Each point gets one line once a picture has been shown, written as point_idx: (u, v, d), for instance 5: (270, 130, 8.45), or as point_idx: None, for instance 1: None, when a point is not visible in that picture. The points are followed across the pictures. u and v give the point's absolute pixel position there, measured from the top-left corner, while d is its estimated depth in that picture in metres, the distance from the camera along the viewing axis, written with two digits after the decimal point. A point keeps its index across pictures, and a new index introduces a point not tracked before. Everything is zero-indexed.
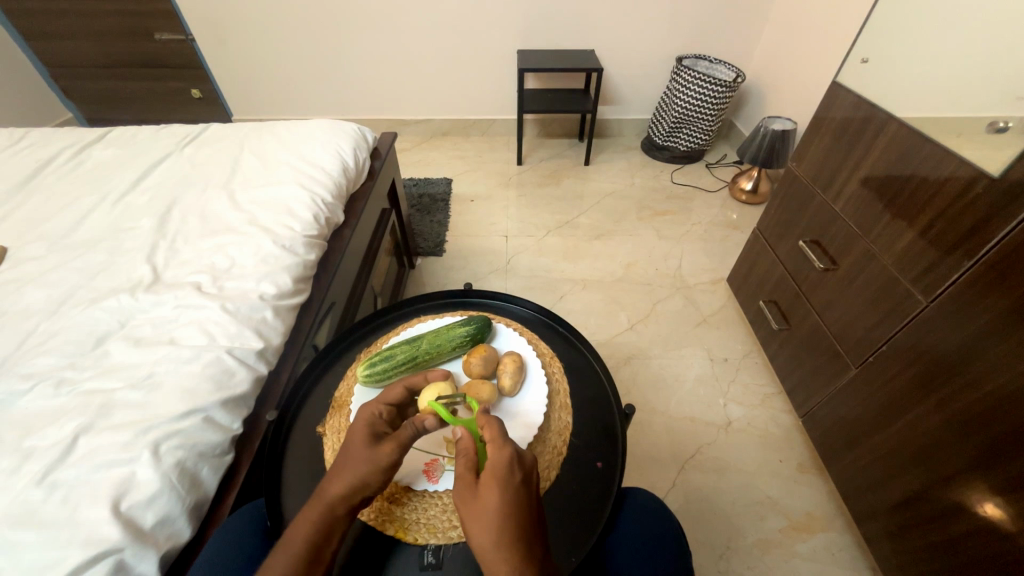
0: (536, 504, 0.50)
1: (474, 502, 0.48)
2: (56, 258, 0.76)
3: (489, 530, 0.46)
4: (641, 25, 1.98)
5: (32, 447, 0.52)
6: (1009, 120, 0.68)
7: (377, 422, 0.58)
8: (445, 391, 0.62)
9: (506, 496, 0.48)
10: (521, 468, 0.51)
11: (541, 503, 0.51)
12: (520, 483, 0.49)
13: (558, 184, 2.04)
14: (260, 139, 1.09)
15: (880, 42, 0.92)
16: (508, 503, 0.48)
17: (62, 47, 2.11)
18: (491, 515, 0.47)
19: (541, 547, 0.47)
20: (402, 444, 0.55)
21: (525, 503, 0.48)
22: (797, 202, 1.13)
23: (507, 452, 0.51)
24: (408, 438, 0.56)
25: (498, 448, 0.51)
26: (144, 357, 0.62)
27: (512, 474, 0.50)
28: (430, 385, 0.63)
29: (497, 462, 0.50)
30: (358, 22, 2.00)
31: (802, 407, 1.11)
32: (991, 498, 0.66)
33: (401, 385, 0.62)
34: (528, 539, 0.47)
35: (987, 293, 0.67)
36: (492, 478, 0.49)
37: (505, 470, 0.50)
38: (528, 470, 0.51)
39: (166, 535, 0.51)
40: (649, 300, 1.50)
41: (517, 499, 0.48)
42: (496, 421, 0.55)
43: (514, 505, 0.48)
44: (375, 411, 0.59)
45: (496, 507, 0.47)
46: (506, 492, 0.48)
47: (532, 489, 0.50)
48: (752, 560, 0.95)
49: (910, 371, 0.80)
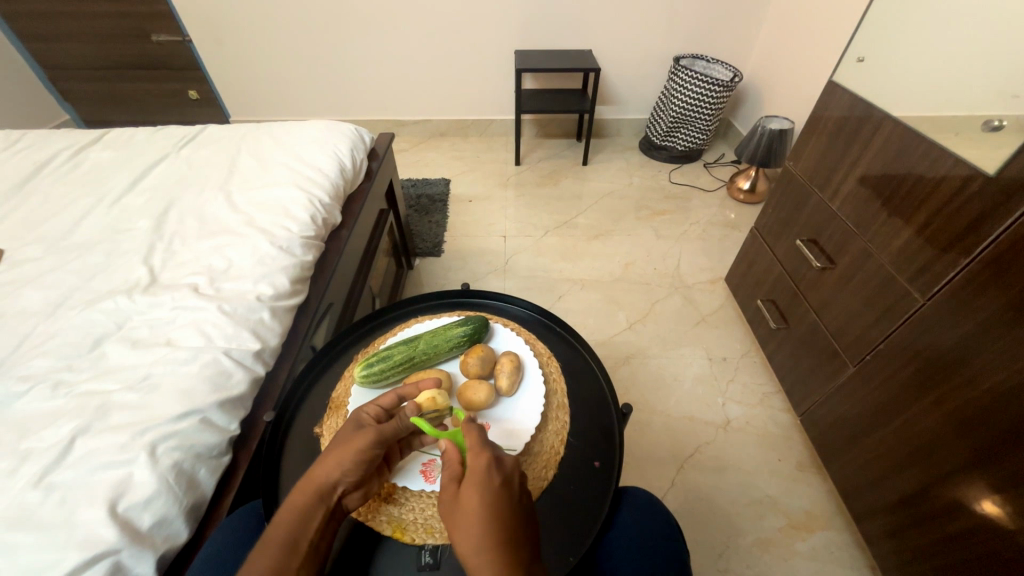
0: (522, 507, 0.50)
1: (459, 509, 0.48)
2: (54, 260, 0.76)
3: (470, 535, 0.46)
4: (638, 25, 1.99)
5: (29, 449, 0.52)
6: (1003, 118, 0.69)
7: (365, 416, 0.59)
8: (442, 393, 0.63)
9: (485, 500, 0.48)
10: (499, 473, 0.51)
11: (528, 506, 0.51)
12: (500, 486, 0.49)
13: (556, 184, 2.04)
14: (257, 140, 1.09)
15: (875, 41, 0.92)
16: (486, 508, 0.47)
17: (59, 48, 2.11)
18: (473, 519, 0.47)
19: (526, 550, 0.46)
20: (388, 434, 0.57)
21: (505, 507, 0.48)
22: (794, 200, 1.13)
23: (483, 457, 0.51)
24: (395, 429, 0.58)
25: (478, 452, 0.52)
26: (142, 358, 0.62)
27: (490, 479, 0.50)
28: (428, 394, 0.62)
29: (476, 466, 0.50)
30: (355, 23, 2.00)
31: (801, 406, 1.11)
32: (989, 496, 0.66)
33: (393, 392, 0.63)
34: (509, 543, 0.46)
35: (986, 290, 0.67)
36: (471, 485, 0.49)
37: (483, 475, 0.50)
38: (508, 474, 0.51)
39: (164, 537, 0.51)
40: (648, 300, 1.50)
41: (495, 501, 0.48)
42: (476, 430, 0.55)
43: (493, 508, 0.47)
44: (363, 410, 0.60)
45: (476, 511, 0.47)
46: (485, 494, 0.48)
47: (513, 493, 0.50)
48: (752, 560, 0.95)
49: (909, 369, 0.80)
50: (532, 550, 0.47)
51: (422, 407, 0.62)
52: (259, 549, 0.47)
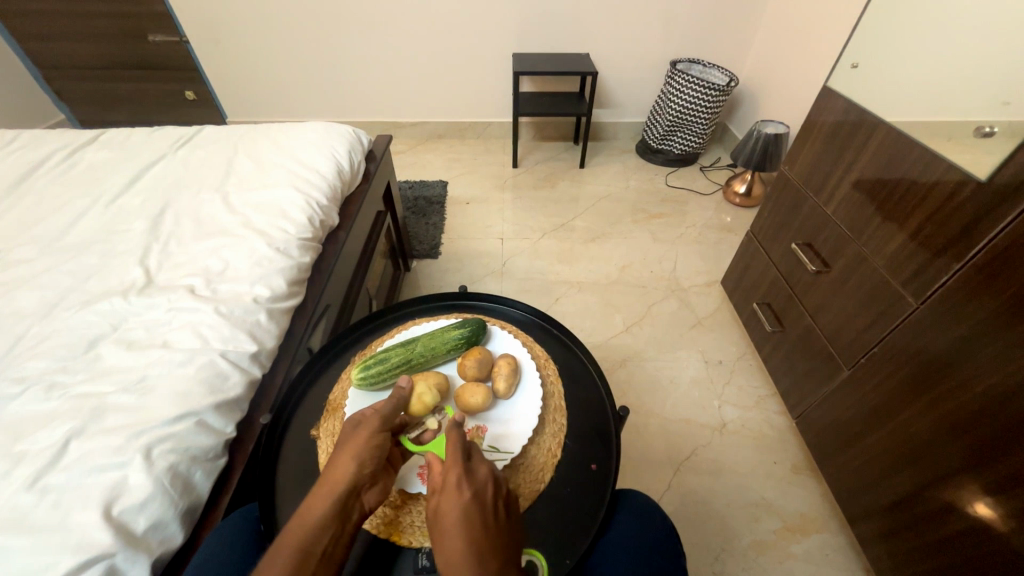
0: (496, 516, 0.50)
1: (434, 523, 0.49)
2: (48, 261, 0.76)
3: (445, 544, 0.47)
4: (635, 29, 2.00)
5: (22, 451, 0.52)
6: (995, 125, 0.70)
7: (362, 414, 0.61)
8: (429, 391, 0.66)
9: (456, 510, 0.49)
10: (472, 485, 0.51)
11: (504, 514, 0.51)
12: (471, 496, 0.50)
13: (554, 187, 2.05)
14: (255, 142, 1.09)
15: (868, 49, 0.93)
16: (457, 518, 0.48)
17: (56, 48, 2.10)
18: (445, 530, 0.48)
19: (498, 558, 0.46)
20: (386, 418, 0.60)
21: (479, 517, 0.49)
22: (789, 204, 1.14)
23: (455, 468, 0.52)
24: (393, 408, 0.62)
25: (450, 464, 0.53)
26: (137, 360, 0.62)
27: (461, 490, 0.50)
28: (412, 384, 0.66)
29: (447, 480, 0.51)
30: (354, 25, 2.00)
31: (796, 408, 1.12)
32: (983, 498, 0.67)
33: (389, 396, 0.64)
34: (482, 551, 0.46)
35: (978, 293, 0.67)
36: (445, 496, 0.50)
37: (454, 486, 0.51)
38: (480, 487, 0.52)
39: (158, 540, 0.50)
40: (644, 302, 1.50)
41: (467, 510, 0.49)
42: (458, 437, 0.56)
43: (464, 518, 0.48)
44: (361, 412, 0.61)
45: (449, 522, 0.48)
46: (456, 505, 0.49)
47: (485, 503, 0.51)
48: (748, 562, 0.96)
49: (902, 372, 0.81)
50: (506, 556, 0.47)
51: (412, 407, 0.65)
52: (274, 553, 0.47)
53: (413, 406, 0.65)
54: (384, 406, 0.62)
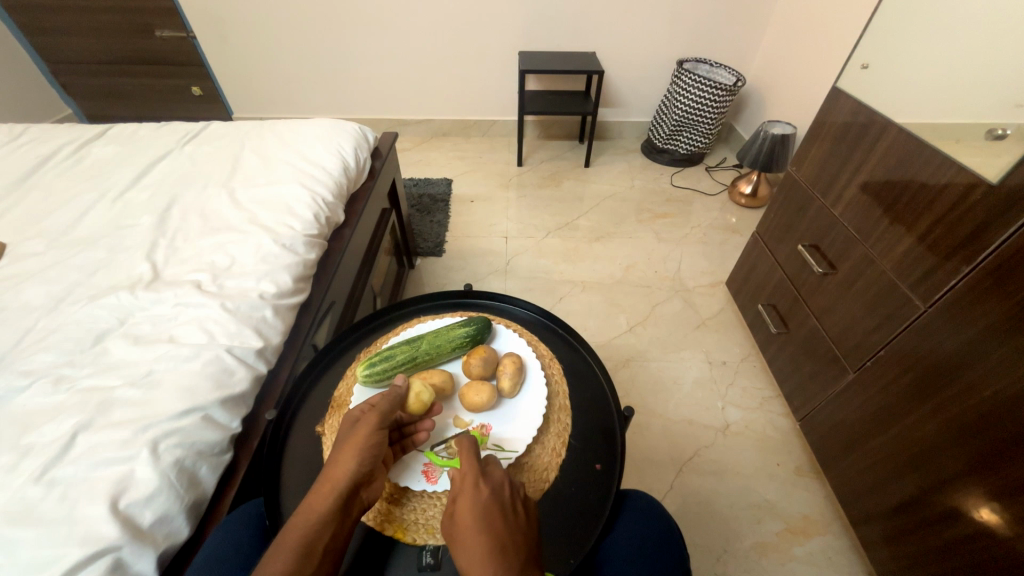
0: (516, 514, 0.52)
1: (454, 526, 0.51)
2: (56, 255, 0.76)
3: (467, 545, 0.48)
4: (642, 28, 1.99)
5: (30, 444, 0.52)
6: (1007, 127, 0.69)
7: (357, 412, 0.61)
8: (426, 388, 0.65)
9: (475, 509, 0.51)
10: (488, 487, 0.53)
11: (523, 511, 0.53)
12: (489, 495, 0.52)
13: (558, 186, 2.04)
14: (261, 137, 1.10)
15: (878, 49, 0.93)
16: (477, 518, 0.50)
17: (64, 43, 2.10)
18: (465, 529, 0.49)
19: (519, 556, 0.48)
20: (385, 414, 0.60)
21: (498, 516, 0.50)
22: (797, 204, 1.13)
23: (472, 472, 0.54)
24: (390, 404, 0.62)
25: (466, 470, 0.55)
26: (144, 354, 0.62)
27: (479, 492, 0.52)
28: (408, 382, 0.66)
29: (464, 484, 0.53)
30: (359, 22, 2.00)
31: (800, 411, 1.11)
32: (987, 503, 0.66)
33: (382, 393, 0.64)
34: (503, 548, 0.48)
35: (987, 297, 0.67)
36: (462, 500, 0.52)
37: (472, 489, 0.52)
38: (497, 487, 0.53)
39: (164, 534, 0.51)
40: (648, 303, 1.50)
41: (485, 511, 0.51)
42: (472, 444, 0.57)
43: (484, 517, 0.50)
44: (356, 409, 0.61)
45: (470, 522, 0.50)
46: (474, 507, 0.51)
47: (503, 502, 0.52)
48: (750, 563, 0.95)
49: (909, 375, 0.80)
50: (527, 552, 0.49)
51: (408, 404, 0.65)
52: (274, 551, 0.48)
53: (411, 404, 0.64)
54: (381, 402, 0.61)
